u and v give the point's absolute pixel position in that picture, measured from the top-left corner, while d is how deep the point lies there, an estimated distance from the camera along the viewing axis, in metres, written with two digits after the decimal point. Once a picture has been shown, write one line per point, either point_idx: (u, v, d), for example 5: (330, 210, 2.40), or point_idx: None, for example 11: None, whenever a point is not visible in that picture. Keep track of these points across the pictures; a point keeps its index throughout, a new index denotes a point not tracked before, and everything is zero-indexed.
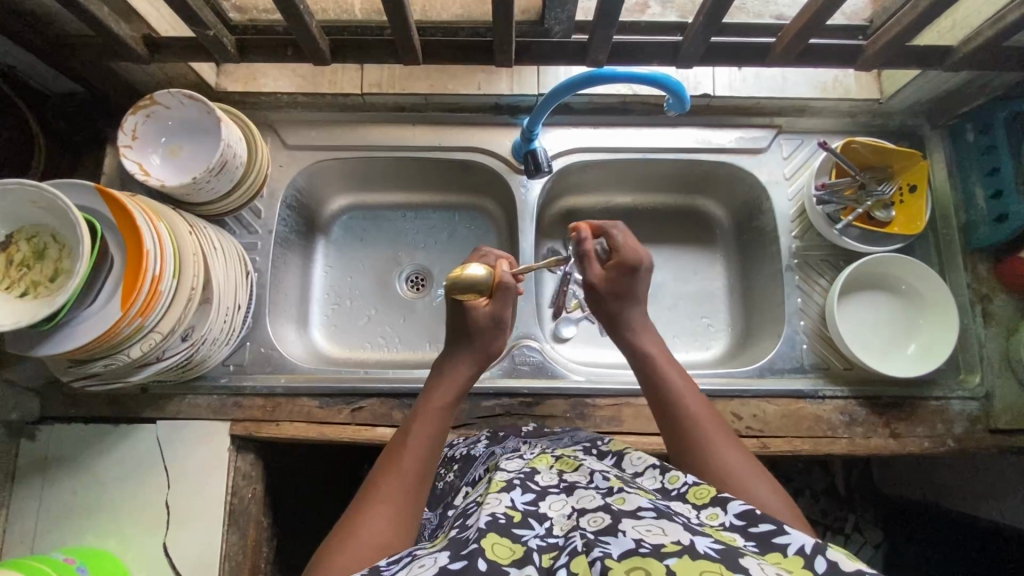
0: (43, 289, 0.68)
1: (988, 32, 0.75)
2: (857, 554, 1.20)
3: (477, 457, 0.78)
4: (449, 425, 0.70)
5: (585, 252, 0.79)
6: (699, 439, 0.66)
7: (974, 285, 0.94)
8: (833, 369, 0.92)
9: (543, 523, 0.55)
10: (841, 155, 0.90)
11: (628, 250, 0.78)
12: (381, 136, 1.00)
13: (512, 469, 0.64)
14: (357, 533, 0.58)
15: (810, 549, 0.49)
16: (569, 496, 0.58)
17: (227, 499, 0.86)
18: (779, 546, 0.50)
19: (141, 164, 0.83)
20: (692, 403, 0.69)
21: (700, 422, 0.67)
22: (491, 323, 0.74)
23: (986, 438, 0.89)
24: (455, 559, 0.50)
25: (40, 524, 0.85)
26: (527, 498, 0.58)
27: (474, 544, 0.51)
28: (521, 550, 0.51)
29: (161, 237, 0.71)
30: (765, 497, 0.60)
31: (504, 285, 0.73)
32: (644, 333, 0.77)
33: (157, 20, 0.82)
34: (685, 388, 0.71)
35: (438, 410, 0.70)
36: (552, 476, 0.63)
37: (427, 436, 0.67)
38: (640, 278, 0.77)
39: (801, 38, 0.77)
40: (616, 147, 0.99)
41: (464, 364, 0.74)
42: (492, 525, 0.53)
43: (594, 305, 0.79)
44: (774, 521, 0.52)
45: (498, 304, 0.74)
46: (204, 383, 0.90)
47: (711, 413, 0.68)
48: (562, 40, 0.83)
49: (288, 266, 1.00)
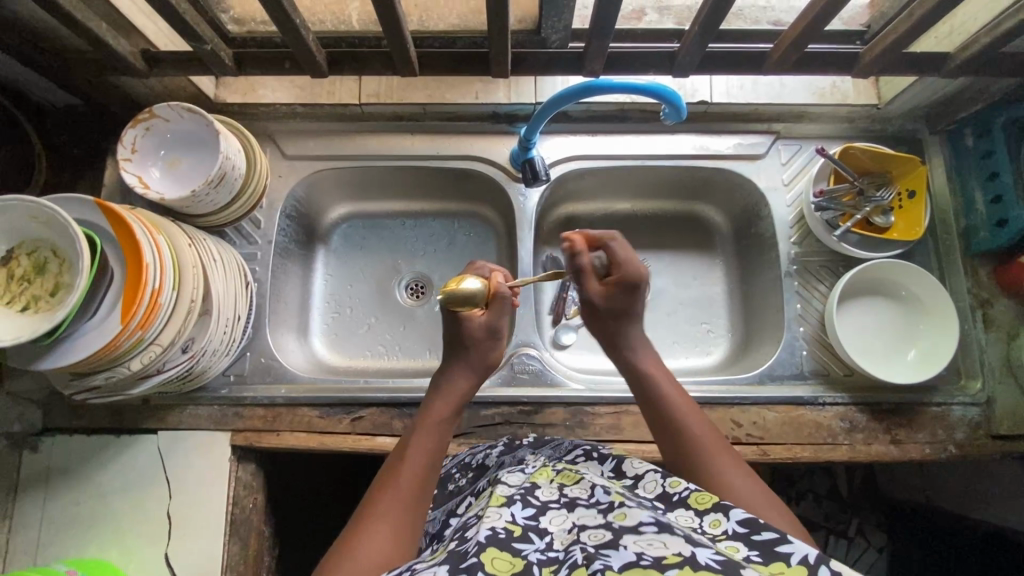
0: (43, 304, 0.68)
1: (985, 39, 0.75)
2: (860, 558, 1.18)
3: (491, 465, 0.80)
4: (448, 437, 0.71)
5: (582, 269, 0.79)
6: (702, 461, 0.65)
7: (975, 290, 0.93)
8: (833, 375, 0.92)
9: (543, 537, 0.55)
10: (839, 161, 0.90)
11: (627, 266, 0.77)
12: (380, 146, 1.00)
13: (513, 483, 0.64)
14: (354, 547, 0.58)
15: (813, 559, 0.49)
16: (570, 512, 0.58)
17: (228, 509, 0.87)
18: (782, 556, 0.50)
19: (140, 177, 0.84)
20: (693, 423, 0.69)
21: (703, 443, 0.67)
22: (487, 335, 0.75)
23: (988, 444, 0.88)
24: (455, 573, 0.50)
25: (43, 535, 0.86)
26: (528, 513, 0.58)
27: (474, 558, 0.51)
28: (521, 563, 0.51)
29: (160, 250, 0.72)
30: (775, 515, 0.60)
31: (500, 296, 0.74)
32: (644, 349, 0.77)
33: (155, 34, 0.83)
34: (685, 407, 0.70)
35: (435, 424, 0.70)
36: (553, 490, 0.62)
37: (426, 450, 0.68)
38: (640, 294, 0.77)
39: (798, 46, 0.77)
40: (615, 155, 0.99)
41: (460, 377, 0.74)
42: (492, 540, 0.53)
43: (595, 323, 0.80)
44: (777, 531, 0.52)
45: (495, 313, 0.74)
46: (205, 394, 0.90)
47: (712, 431, 0.68)
48: (559, 50, 0.83)
49: (288, 275, 1.01)
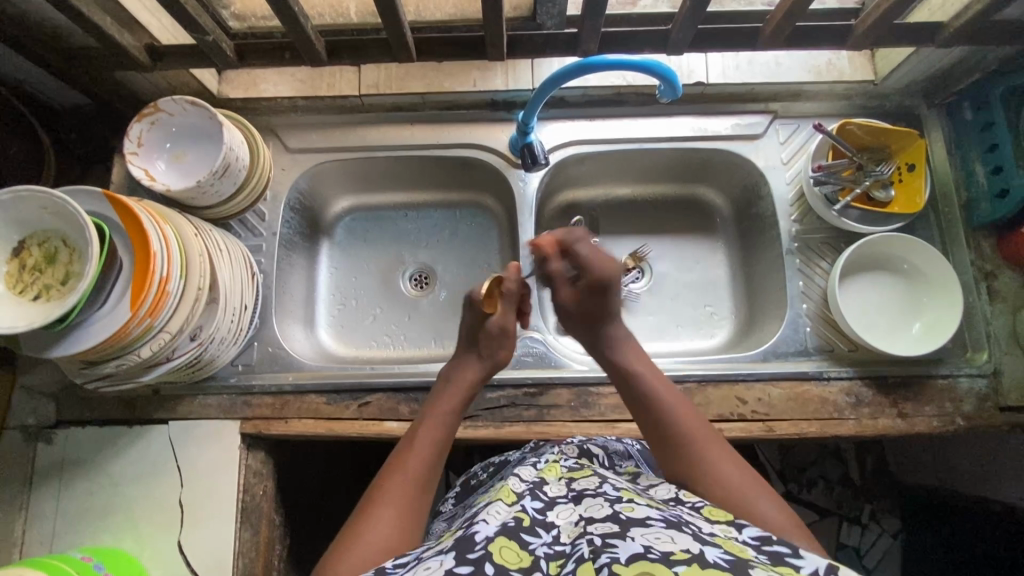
0: (55, 293, 0.69)
1: (978, 6, 0.76)
2: (874, 544, 1.20)
3: (511, 460, 0.82)
4: (454, 431, 0.75)
5: (552, 274, 0.82)
6: (698, 462, 0.67)
7: (978, 262, 0.93)
8: (838, 351, 0.92)
9: (550, 532, 0.55)
10: (838, 137, 0.91)
11: (590, 269, 0.79)
12: (380, 136, 1.01)
13: (523, 478, 0.65)
14: (361, 537, 0.60)
15: (823, 571, 0.48)
16: (577, 505, 0.58)
17: (239, 496, 0.88)
18: (791, 565, 0.49)
19: (147, 170, 0.85)
20: (683, 421, 0.70)
21: (696, 440, 0.68)
22: (498, 333, 0.80)
23: (996, 415, 0.88)
24: (461, 563, 0.50)
25: (58, 526, 0.87)
26: (537, 505, 0.59)
27: (481, 548, 0.51)
28: (528, 558, 0.51)
29: (167, 237, 0.73)
30: (763, 508, 0.62)
31: (504, 292, 0.81)
32: (624, 346, 0.80)
33: (159, 29, 0.84)
34: (669, 405, 0.72)
35: (444, 412, 0.75)
36: (561, 487, 0.63)
37: (434, 438, 0.72)
38: (609, 295, 0.78)
39: (789, 21, 0.77)
40: (614, 138, 1.00)
41: (469, 367, 0.80)
42: (503, 530, 0.54)
43: (574, 325, 0.84)
44: (790, 546, 0.52)
45: (502, 312, 0.80)
46: (214, 383, 0.92)
47: (703, 426, 0.70)
48: (554, 32, 0.84)
49: (293, 267, 1.02)
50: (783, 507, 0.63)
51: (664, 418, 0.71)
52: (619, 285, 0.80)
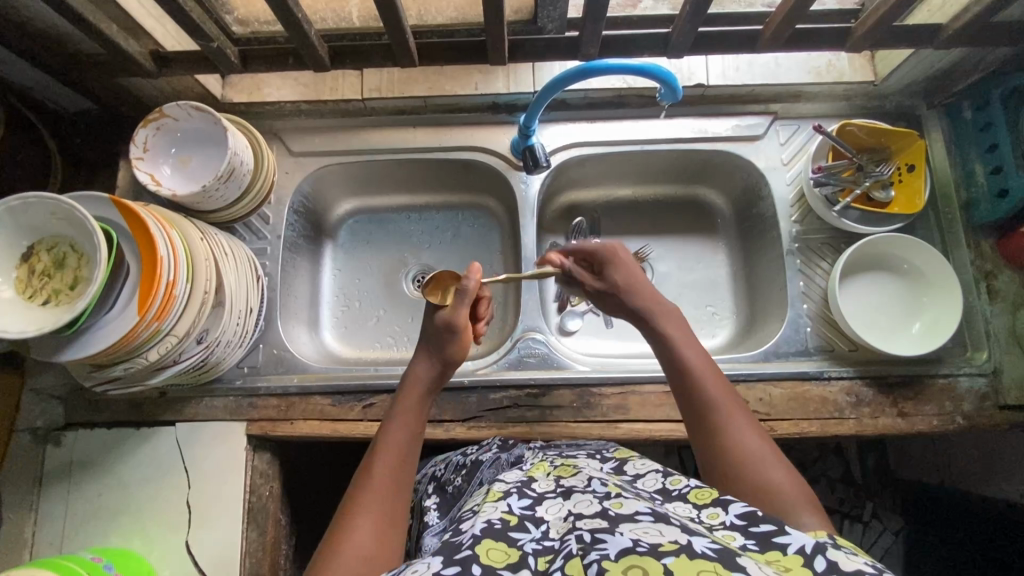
0: (64, 297, 0.70)
1: (976, 8, 0.76)
2: (875, 542, 1.18)
3: (483, 462, 0.84)
4: (422, 427, 0.75)
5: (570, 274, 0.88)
6: (718, 425, 0.67)
7: (978, 262, 0.94)
8: (839, 351, 0.92)
9: (539, 527, 0.56)
10: (838, 138, 0.91)
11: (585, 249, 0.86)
12: (383, 139, 1.02)
13: (510, 479, 0.66)
14: (342, 548, 0.60)
15: (810, 549, 0.49)
16: (567, 501, 0.59)
17: (245, 496, 0.89)
18: (779, 545, 0.50)
19: (153, 175, 0.86)
20: (711, 386, 0.70)
21: (721, 406, 0.69)
22: (444, 328, 0.79)
23: (996, 414, 0.88)
24: (448, 565, 0.50)
25: (67, 527, 0.89)
26: (524, 503, 0.60)
27: (468, 550, 0.52)
28: (517, 554, 0.52)
29: (173, 243, 0.74)
30: (779, 477, 0.62)
31: (460, 288, 0.80)
32: (659, 312, 0.79)
33: (164, 36, 0.86)
34: (700, 366, 0.72)
35: (406, 411, 0.75)
36: (550, 483, 0.64)
37: (401, 439, 0.72)
38: (610, 266, 0.82)
39: (788, 24, 0.78)
40: (616, 140, 1.00)
41: (420, 362, 0.80)
42: (488, 531, 0.55)
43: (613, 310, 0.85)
44: (776, 523, 0.53)
45: (453, 308, 0.79)
46: (220, 386, 0.93)
47: (730, 394, 0.70)
48: (555, 36, 0.85)
49: (297, 270, 1.03)
50: (799, 482, 0.63)
51: (691, 379, 0.71)
52: (615, 256, 0.83)
